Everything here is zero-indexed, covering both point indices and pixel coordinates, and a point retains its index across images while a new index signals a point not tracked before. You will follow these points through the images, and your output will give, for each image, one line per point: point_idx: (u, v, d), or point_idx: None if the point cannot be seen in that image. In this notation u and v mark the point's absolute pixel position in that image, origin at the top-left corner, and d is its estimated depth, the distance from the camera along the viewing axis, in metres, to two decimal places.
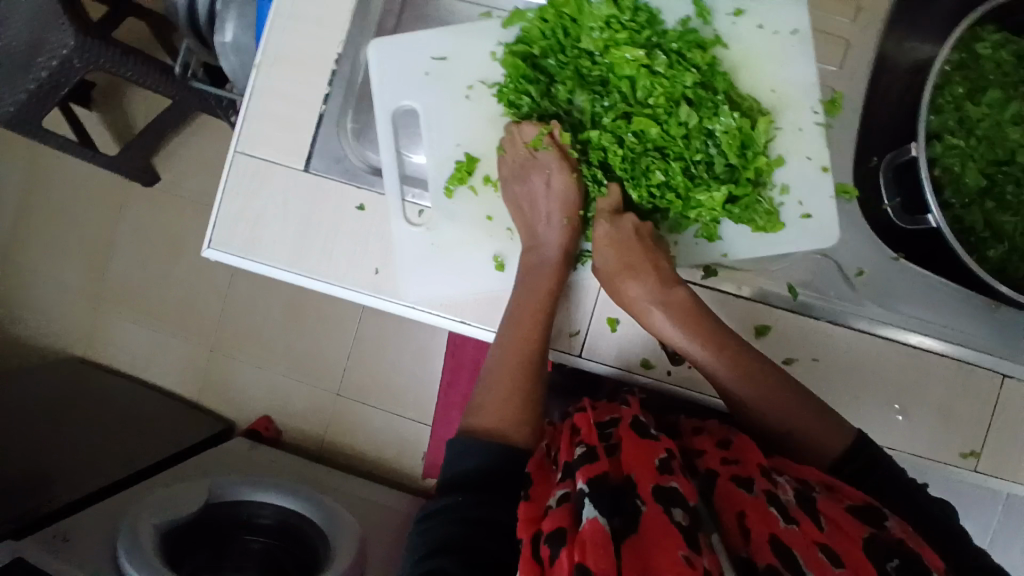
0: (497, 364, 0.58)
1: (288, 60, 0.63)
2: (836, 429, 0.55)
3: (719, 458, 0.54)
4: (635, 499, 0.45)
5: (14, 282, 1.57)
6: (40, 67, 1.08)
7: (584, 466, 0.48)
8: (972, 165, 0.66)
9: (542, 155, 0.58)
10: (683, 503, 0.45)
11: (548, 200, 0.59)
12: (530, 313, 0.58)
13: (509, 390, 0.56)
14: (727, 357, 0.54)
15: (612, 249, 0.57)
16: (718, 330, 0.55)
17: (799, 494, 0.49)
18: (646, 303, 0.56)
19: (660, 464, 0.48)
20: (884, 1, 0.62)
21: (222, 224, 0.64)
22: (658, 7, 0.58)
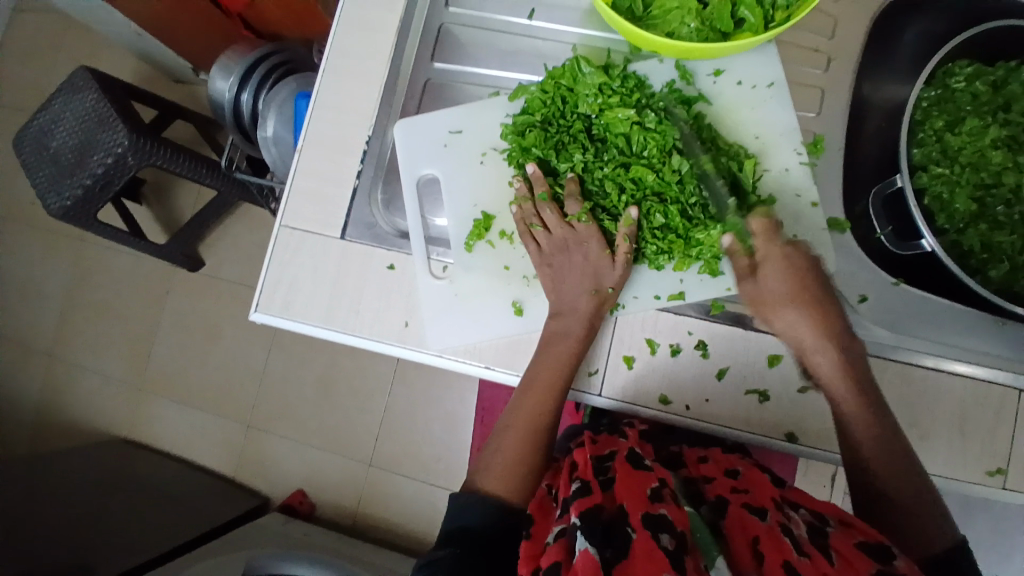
0: (508, 434, 0.63)
1: (322, 143, 0.72)
2: (906, 471, 0.57)
3: (728, 487, 0.59)
4: (626, 527, 0.48)
5: (66, 367, 1.66)
6: (97, 163, 1.23)
7: (576, 500, 0.52)
8: (961, 191, 0.69)
9: (582, 228, 0.64)
10: (671, 528, 0.47)
11: (578, 278, 0.64)
12: (544, 383, 0.62)
13: (516, 456, 0.61)
14: (865, 393, 0.59)
15: (785, 277, 0.62)
16: (864, 374, 0.60)
17: (812, 528, 0.52)
18: (810, 324, 0.61)
19: (651, 494, 0.52)
20: (851, 53, 0.68)
21: (266, 290, 0.70)
22: (645, 75, 0.66)
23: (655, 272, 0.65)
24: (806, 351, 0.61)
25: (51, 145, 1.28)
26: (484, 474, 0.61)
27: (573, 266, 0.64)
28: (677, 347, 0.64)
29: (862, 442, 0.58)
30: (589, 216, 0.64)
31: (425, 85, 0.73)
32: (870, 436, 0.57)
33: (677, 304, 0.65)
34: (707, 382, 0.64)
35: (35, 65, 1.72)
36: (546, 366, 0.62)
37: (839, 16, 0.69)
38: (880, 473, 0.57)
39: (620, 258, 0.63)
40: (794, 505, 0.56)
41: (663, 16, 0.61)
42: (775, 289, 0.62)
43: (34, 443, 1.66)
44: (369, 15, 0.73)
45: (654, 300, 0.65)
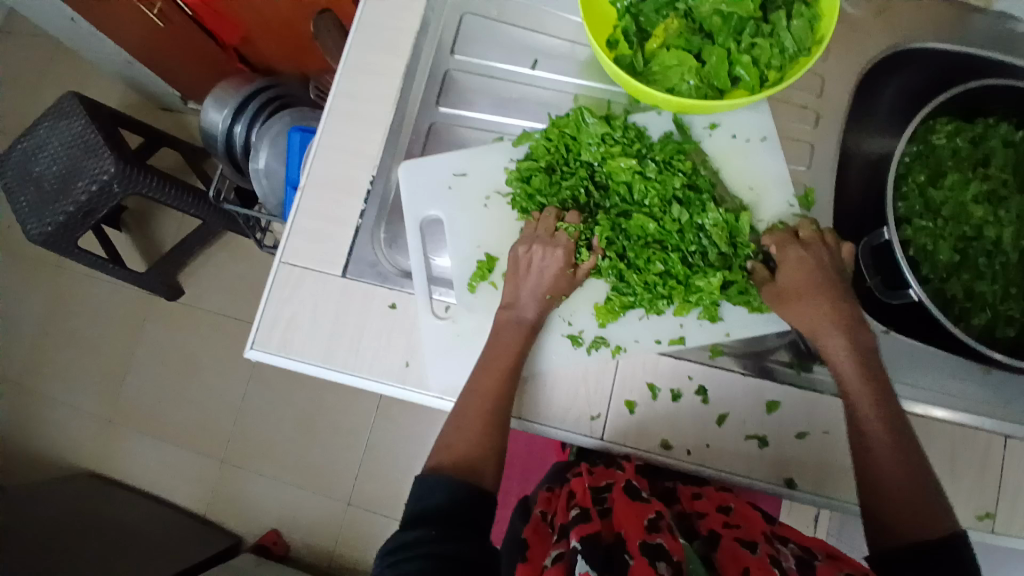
0: (467, 406, 0.62)
1: (325, 183, 0.72)
2: (909, 466, 0.56)
3: (721, 522, 0.59)
4: (624, 555, 0.49)
5: (30, 398, 1.59)
6: (82, 190, 1.21)
7: (576, 526, 0.55)
8: (944, 243, 0.73)
9: (563, 237, 0.64)
10: (668, 556, 0.48)
11: (544, 280, 0.63)
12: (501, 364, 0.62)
13: (476, 434, 0.60)
14: (874, 379, 0.59)
15: (801, 270, 0.62)
16: (874, 362, 0.60)
17: (801, 561, 0.52)
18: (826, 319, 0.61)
19: (649, 524, 0.53)
20: (838, 111, 0.72)
21: (263, 327, 0.69)
22: (644, 126, 0.69)
23: (655, 317, 0.66)
24: (819, 334, 0.61)
25: (34, 169, 1.25)
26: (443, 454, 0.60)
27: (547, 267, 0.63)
28: (678, 393, 0.65)
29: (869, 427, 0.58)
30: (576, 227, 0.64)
31: (429, 129, 0.75)
32: (878, 419, 0.58)
33: (677, 348, 0.66)
34: (707, 427, 0.65)
35: (19, 90, 1.70)
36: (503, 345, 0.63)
37: (826, 76, 0.73)
38: (882, 460, 0.56)
39: (581, 273, 0.64)
40: (784, 540, 0.56)
41: (663, 72, 0.64)
42: (793, 280, 0.62)
43: None
44: (376, 59, 0.74)
45: (655, 344, 0.66)
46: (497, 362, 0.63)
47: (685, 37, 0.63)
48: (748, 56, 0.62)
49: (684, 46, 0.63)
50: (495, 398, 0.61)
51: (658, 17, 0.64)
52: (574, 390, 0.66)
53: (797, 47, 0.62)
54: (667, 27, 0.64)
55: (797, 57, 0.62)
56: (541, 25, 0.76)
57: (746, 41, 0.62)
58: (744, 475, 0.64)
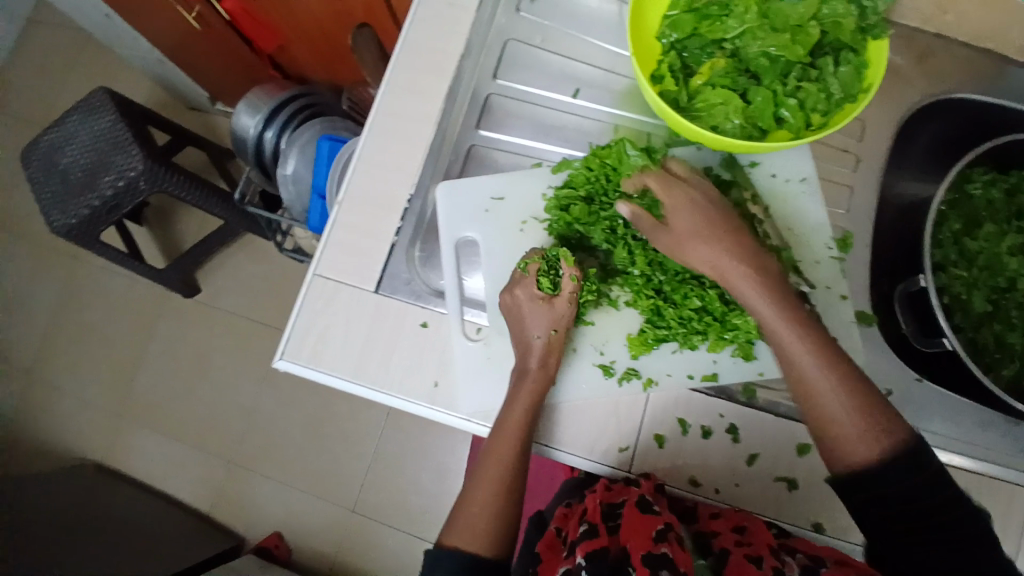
0: (483, 465, 0.61)
1: (364, 198, 0.73)
2: (843, 384, 0.54)
3: (732, 539, 0.61)
4: (628, 566, 0.55)
5: (40, 387, 1.60)
6: (108, 185, 1.22)
7: (584, 541, 0.59)
8: (977, 293, 0.73)
9: (524, 278, 0.64)
10: (670, 566, 0.54)
11: (525, 324, 0.63)
12: (512, 427, 0.61)
13: (490, 497, 0.60)
14: (787, 304, 0.57)
15: (695, 216, 0.60)
16: (786, 291, 0.58)
17: (806, 569, 0.57)
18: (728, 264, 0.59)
19: (656, 534, 0.57)
20: (877, 155, 0.73)
21: (294, 339, 0.69)
22: (684, 159, 0.69)
23: (688, 351, 0.66)
24: (727, 275, 0.59)
25: (59, 162, 1.26)
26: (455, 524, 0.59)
27: (522, 312, 0.64)
28: (709, 430, 0.65)
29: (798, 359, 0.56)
30: (542, 263, 0.64)
31: (469, 151, 0.76)
32: (799, 341, 0.56)
33: (709, 385, 0.66)
34: (737, 466, 0.64)
35: (49, 82, 1.72)
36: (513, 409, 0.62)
37: (866, 121, 0.73)
38: (823, 391, 0.55)
39: (559, 303, 0.63)
40: (792, 550, 0.59)
41: (708, 109, 0.64)
42: (688, 224, 0.60)
43: None
44: (418, 80, 0.75)
45: (687, 379, 0.66)
46: (509, 429, 0.61)
47: (731, 76, 0.64)
48: (794, 99, 0.62)
49: (730, 85, 0.64)
50: (512, 463, 0.60)
51: (705, 55, 0.65)
52: (603, 421, 0.66)
53: (845, 92, 0.62)
54: (714, 65, 0.64)
55: (844, 102, 0.63)
56: (583, 54, 0.76)
57: (793, 84, 0.62)
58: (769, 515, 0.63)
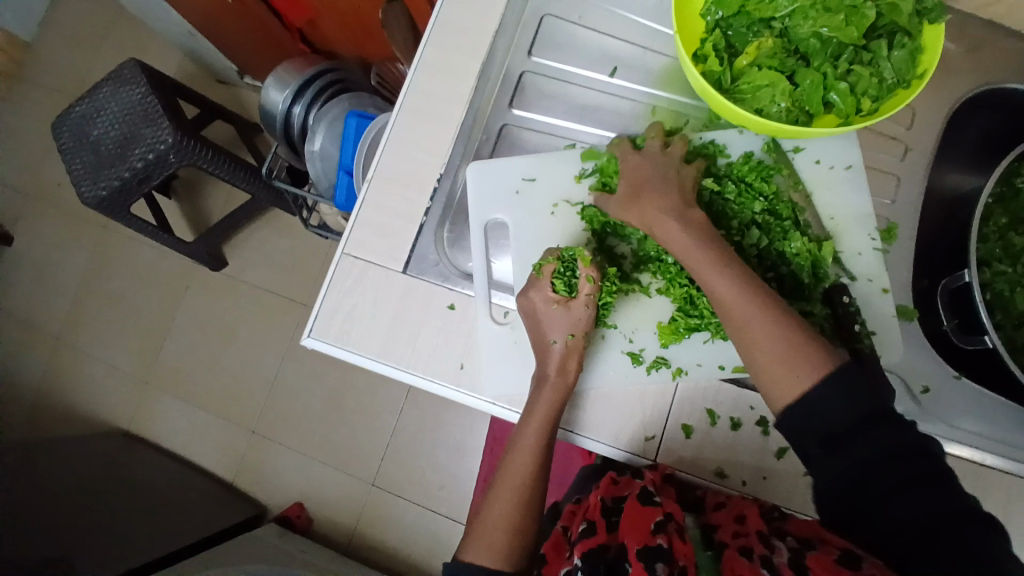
0: (499, 481, 0.61)
1: (395, 177, 0.72)
2: (777, 324, 0.53)
3: (730, 532, 0.60)
4: (624, 562, 0.56)
5: (72, 353, 1.65)
6: (138, 157, 1.24)
7: (582, 540, 0.61)
8: (1021, 291, 0.70)
9: (539, 284, 0.63)
10: (664, 557, 0.55)
11: (542, 329, 0.62)
12: (526, 443, 0.61)
13: (507, 514, 0.59)
14: (718, 250, 0.56)
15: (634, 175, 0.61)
16: (714, 236, 0.57)
17: (795, 554, 0.56)
18: (659, 214, 0.58)
19: (655, 526, 0.58)
20: (927, 145, 0.69)
21: (321, 318, 0.69)
22: (724, 143, 0.66)
23: (720, 342, 0.64)
24: (656, 229, 0.59)
25: (91, 133, 1.28)
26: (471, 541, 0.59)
27: (538, 316, 0.63)
28: (738, 421, 0.64)
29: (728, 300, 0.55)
30: (558, 266, 0.62)
31: (501, 131, 0.75)
32: (730, 285, 0.55)
33: (741, 376, 0.64)
34: (764, 459, 0.63)
35: (81, 51, 1.73)
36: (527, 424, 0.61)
37: (917, 108, 0.70)
38: (755, 329, 0.53)
39: (576, 306, 0.62)
40: (783, 534, 0.59)
41: (752, 92, 0.62)
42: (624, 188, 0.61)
43: (31, 426, 1.63)
44: (451, 57, 0.73)
45: (718, 370, 0.64)
46: (523, 449, 0.61)
47: (779, 57, 0.61)
48: (845, 83, 0.60)
49: (777, 66, 0.61)
50: (528, 480, 0.61)
51: (752, 35, 0.62)
52: (628, 411, 0.65)
53: (897, 77, 0.60)
54: (761, 44, 0.61)
55: (897, 88, 0.60)
56: (624, 33, 0.74)
57: (844, 67, 0.60)
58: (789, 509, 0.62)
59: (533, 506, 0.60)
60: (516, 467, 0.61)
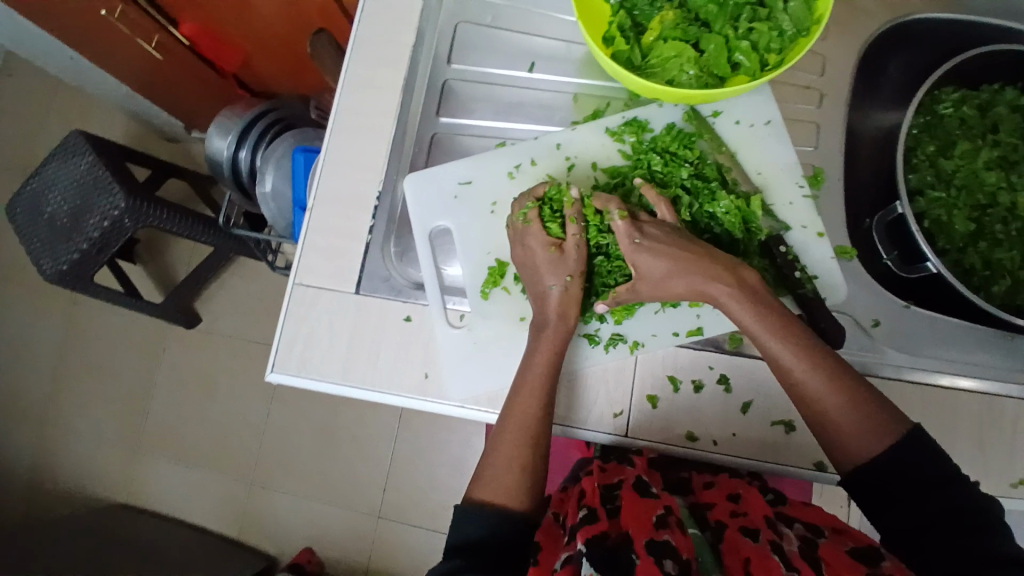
0: (502, 429, 0.60)
1: (334, 201, 0.73)
2: (842, 390, 0.55)
3: (727, 511, 0.59)
4: (630, 554, 0.49)
5: (57, 433, 1.62)
6: (94, 227, 1.23)
7: (583, 527, 0.54)
8: (958, 213, 0.72)
9: (531, 231, 0.64)
10: (674, 554, 0.49)
11: (538, 273, 0.63)
12: (532, 383, 0.60)
13: (512, 465, 0.59)
14: (775, 316, 0.57)
15: (664, 253, 0.59)
16: (768, 296, 0.58)
17: (805, 542, 0.55)
18: (709, 279, 0.58)
19: (656, 521, 0.53)
20: (843, 89, 0.71)
21: (282, 349, 0.70)
22: (646, 119, 0.69)
23: (671, 309, 0.66)
24: (705, 291, 0.59)
25: (44, 208, 1.27)
26: (480, 483, 0.59)
27: (531, 263, 0.63)
28: (700, 383, 0.65)
29: (793, 371, 0.56)
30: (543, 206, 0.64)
31: (432, 139, 0.75)
32: (796, 356, 0.55)
33: (696, 339, 0.65)
34: (732, 416, 0.64)
35: (24, 131, 1.73)
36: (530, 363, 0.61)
37: (828, 55, 0.72)
38: (823, 400, 0.55)
39: (569, 248, 0.63)
40: (789, 521, 0.59)
41: (662, 65, 0.64)
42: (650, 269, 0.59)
43: (29, 510, 1.61)
44: (374, 77, 0.75)
45: (673, 337, 0.65)
46: (528, 390, 0.60)
47: (681, 27, 0.63)
48: (747, 41, 0.61)
49: (681, 36, 0.63)
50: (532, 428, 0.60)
51: (653, 10, 0.64)
52: (594, 389, 0.66)
53: (796, 28, 0.61)
54: (663, 18, 0.63)
55: (798, 39, 0.61)
56: (537, 28, 0.76)
57: (744, 26, 0.62)
58: (768, 463, 0.63)
59: (540, 445, 0.60)
60: (521, 409, 0.60)
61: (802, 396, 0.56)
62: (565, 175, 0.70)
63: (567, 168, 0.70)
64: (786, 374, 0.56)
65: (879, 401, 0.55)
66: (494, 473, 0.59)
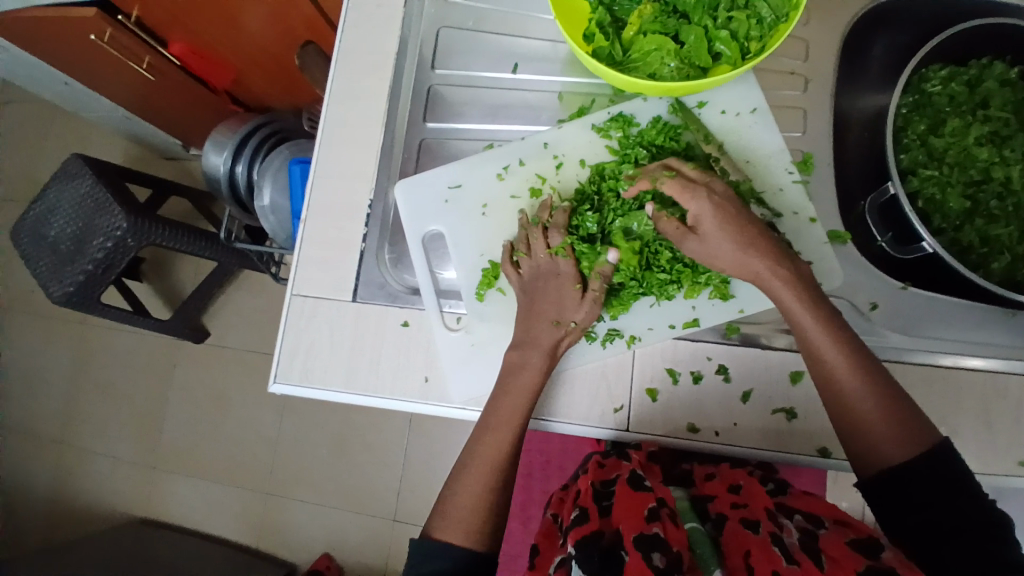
0: (469, 465, 0.61)
1: (327, 213, 0.74)
2: (882, 390, 0.55)
3: (728, 502, 0.61)
4: (620, 551, 0.50)
5: (75, 453, 1.65)
6: (98, 248, 1.24)
7: (574, 528, 0.55)
8: (952, 191, 0.72)
9: (562, 263, 0.64)
10: (664, 546, 0.49)
11: (546, 305, 0.64)
12: (508, 419, 0.62)
13: (478, 497, 0.59)
14: (821, 308, 0.57)
15: (722, 223, 0.58)
16: (816, 290, 0.58)
17: (805, 533, 0.55)
18: (761, 263, 0.58)
19: (649, 513, 0.54)
20: (827, 73, 0.71)
21: (283, 362, 0.71)
22: (632, 113, 0.69)
23: (666, 302, 0.66)
24: (760, 276, 0.58)
25: (48, 233, 1.28)
26: (443, 523, 0.59)
27: (549, 293, 0.64)
28: (699, 374, 0.65)
29: (833, 365, 0.56)
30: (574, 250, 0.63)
31: (420, 145, 0.76)
32: (837, 349, 0.56)
33: (692, 330, 0.66)
34: (732, 405, 0.64)
35: (26, 158, 1.75)
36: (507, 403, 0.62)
37: (810, 40, 0.72)
38: (858, 399, 0.55)
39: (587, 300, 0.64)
40: (790, 514, 0.59)
41: (643, 58, 0.64)
42: (719, 245, 0.58)
43: (52, 530, 1.63)
44: (360, 88, 0.76)
45: (669, 330, 0.66)
46: (500, 432, 0.62)
47: (660, 20, 0.63)
48: (726, 31, 0.62)
49: (661, 29, 0.63)
50: (500, 463, 0.61)
51: (632, 5, 0.64)
52: (594, 385, 0.66)
53: (774, 14, 0.61)
54: (642, 12, 0.63)
55: (777, 25, 0.61)
56: (519, 28, 0.76)
57: (723, 16, 0.62)
58: (764, 450, 0.63)
59: (504, 487, 0.61)
60: (492, 449, 0.61)
61: (839, 393, 0.56)
62: (554, 174, 0.70)
63: (555, 167, 0.70)
64: (823, 364, 0.56)
65: (915, 414, 0.54)
66: (458, 512, 0.59)
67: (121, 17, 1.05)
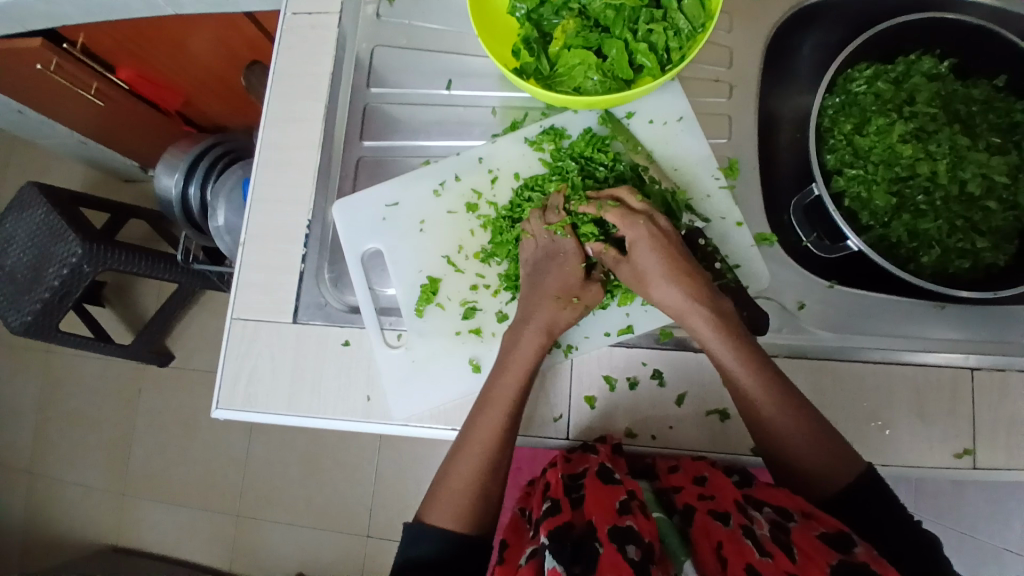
0: (459, 446, 0.61)
1: (266, 235, 0.73)
2: (810, 422, 0.57)
3: (695, 493, 0.57)
4: (594, 542, 0.49)
5: (44, 484, 1.61)
6: (54, 275, 1.21)
7: (546, 519, 0.54)
8: (877, 189, 0.73)
9: (563, 242, 0.64)
10: (637, 539, 0.49)
11: (551, 281, 0.64)
12: (502, 397, 0.61)
13: (466, 478, 0.59)
14: (747, 349, 0.58)
15: (656, 251, 0.61)
16: (742, 328, 0.60)
17: (775, 526, 0.52)
18: (689, 305, 0.60)
19: (620, 505, 0.53)
20: (751, 79, 0.73)
21: (224, 385, 0.70)
22: (563, 126, 0.70)
23: (602, 311, 0.68)
24: (686, 317, 0.60)
25: (3, 264, 1.25)
26: (435, 504, 0.59)
27: (552, 268, 0.65)
28: (635, 380, 0.66)
29: (760, 404, 0.57)
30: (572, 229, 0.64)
31: (358, 163, 0.77)
32: (765, 391, 0.57)
33: (627, 337, 0.68)
34: (668, 409, 0.66)
35: None
36: (504, 383, 0.62)
37: (734, 46, 0.74)
38: (772, 432, 0.57)
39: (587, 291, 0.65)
40: (757, 505, 0.55)
41: (567, 72, 0.65)
42: (649, 266, 0.61)
43: (22, 567, 1.60)
44: (293, 109, 0.75)
45: (605, 337, 0.67)
46: (495, 409, 0.61)
47: (582, 34, 0.64)
48: (645, 43, 0.63)
49: (583, 44, 0.64)
50: (495, 447, 0.60)
51: (557, 20, 0.65)
52: (534, 395, 0.67)
53: (691, 25, 0.62)
54: (565, 27, 0.64)
55: (694, 35, 0.62)
56: (451, 44, 0.76)
57: (642, 29, 0.63)
58: (700, 450, 0.65)
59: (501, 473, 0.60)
60: (485, 430, 0.60)
61: (766, 432, 0.58)
62: (489, 188, 0.71)
63: (491, 181, 0.71)
64: (749, 405, 0.58)
65: (837, 441, 0.57)
66: (448, 495, 0.59)
67: (66, 45, 1.03)
